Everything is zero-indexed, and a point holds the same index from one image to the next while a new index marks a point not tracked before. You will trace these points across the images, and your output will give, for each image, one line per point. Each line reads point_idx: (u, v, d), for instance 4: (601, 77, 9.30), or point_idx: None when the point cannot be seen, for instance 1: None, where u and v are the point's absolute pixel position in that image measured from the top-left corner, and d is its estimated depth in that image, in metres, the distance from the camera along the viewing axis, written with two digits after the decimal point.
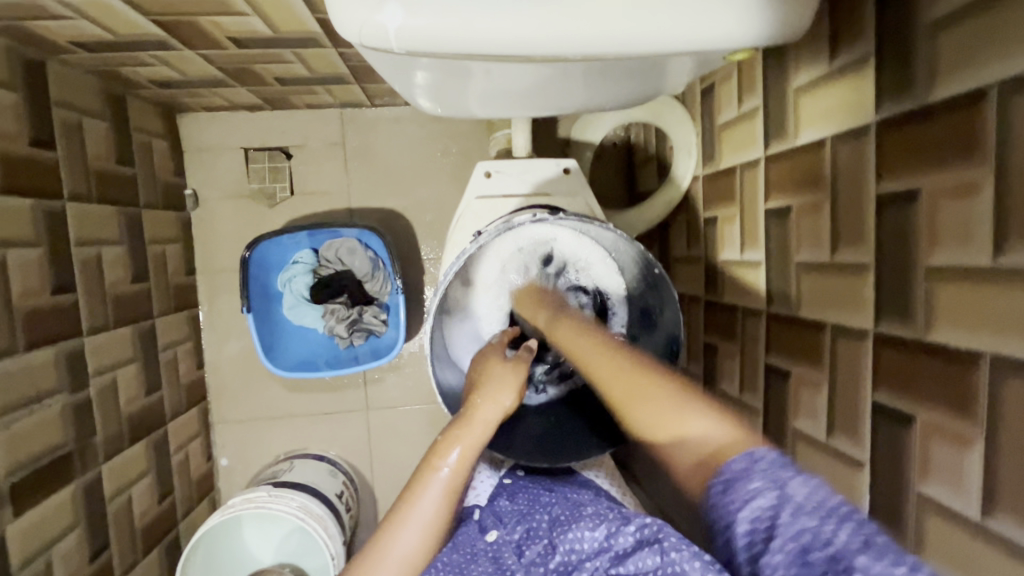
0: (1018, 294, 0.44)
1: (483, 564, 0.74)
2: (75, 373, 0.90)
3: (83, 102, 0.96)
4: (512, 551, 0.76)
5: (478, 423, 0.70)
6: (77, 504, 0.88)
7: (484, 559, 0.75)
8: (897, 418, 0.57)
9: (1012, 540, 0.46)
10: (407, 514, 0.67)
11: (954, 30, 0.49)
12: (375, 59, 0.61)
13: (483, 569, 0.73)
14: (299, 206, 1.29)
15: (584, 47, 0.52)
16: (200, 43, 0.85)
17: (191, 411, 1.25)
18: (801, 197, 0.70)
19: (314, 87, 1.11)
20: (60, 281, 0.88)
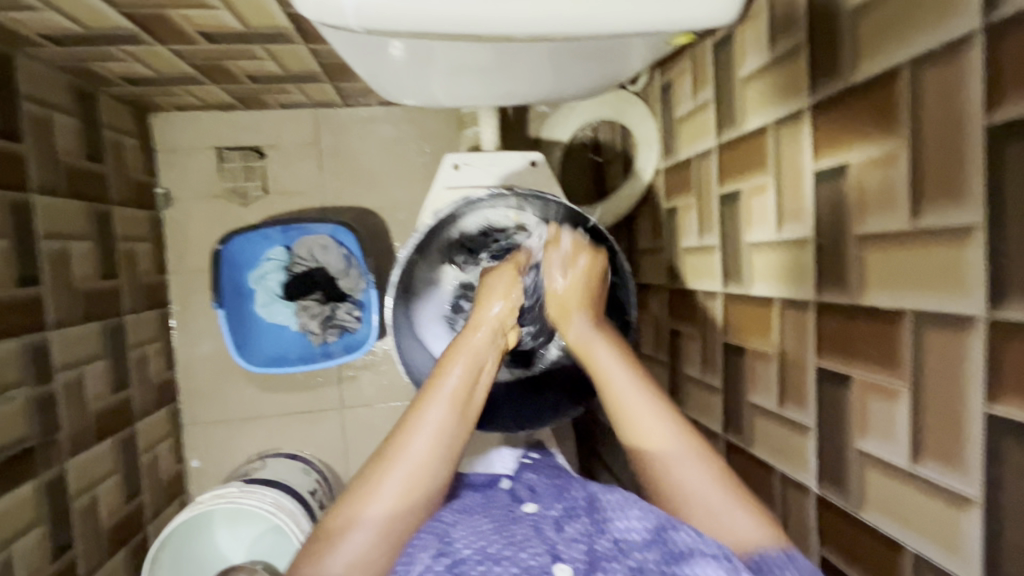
0: (934, 250, 0.47)
1: (524, 529, 0.62)
2: (39, 366, 0.89)
3: (51, 96, 0.97)
4: (553, 526, 0.63)
5: (447, 381, 0.68)
6: (40, 499, 0.86)
7: (526, 522, 0.63)
8: (837, 381, 0.60)
9: (937, 482, 0.49)
10: (382, 475, 0.63)
11: (873, 16, 0.53)
12: (339, 41, 0.64)
13: (524, 534, 0.61)
14: (273, 204, 1.30)
15: (530, 26, 0.56)
16: (170, 37, 0.87)
17: (161, 411, 1.24)
18: (749, 181, 0.74)
19: (287, 85, 1.13)
20: (25, 273, 0.88)
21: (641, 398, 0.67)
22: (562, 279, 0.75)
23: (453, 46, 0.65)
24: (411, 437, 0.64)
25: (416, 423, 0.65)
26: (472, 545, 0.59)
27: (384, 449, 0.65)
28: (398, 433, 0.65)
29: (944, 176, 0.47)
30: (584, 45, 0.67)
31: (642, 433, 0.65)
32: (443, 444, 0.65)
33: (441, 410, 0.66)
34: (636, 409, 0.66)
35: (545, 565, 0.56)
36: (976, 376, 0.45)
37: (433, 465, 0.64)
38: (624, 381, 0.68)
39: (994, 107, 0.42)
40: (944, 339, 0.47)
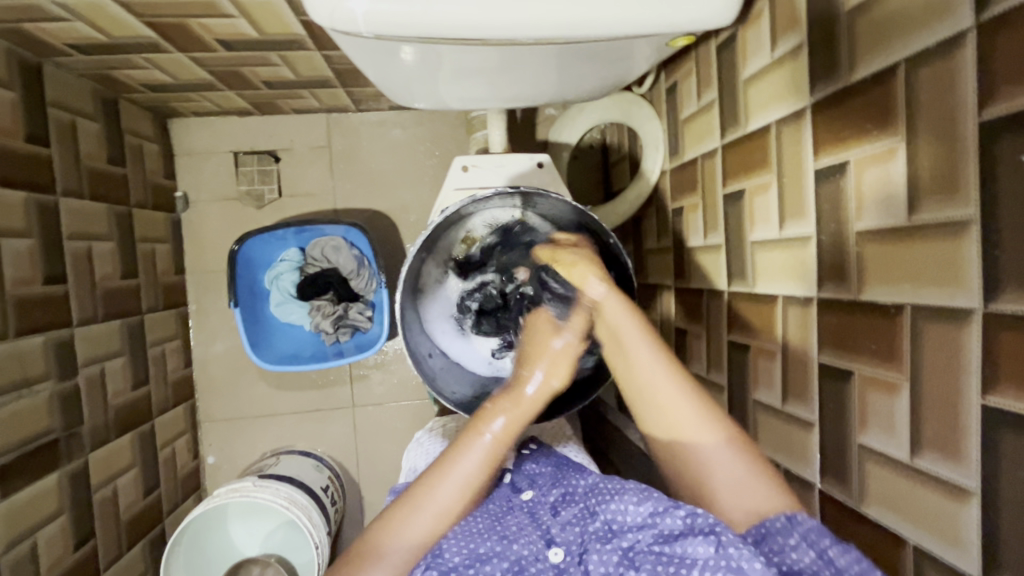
0: (933, 246, 0.48)
1: (517, 519, 0.68)
2: (63, 362, 0.93)
3: (76, 103, 1.01)
4: (548, 511, 0.69)
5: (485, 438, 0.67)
6: (63, 490, 0.90)
7: (520, 512, 0.69)
8: (839, 376, 0.61)
9: (936, 474, 0.49)
10: (408, 514, 0.64)
11: (871, 16, 0.54)
12: (350, 47, 0.67)
13: (518, 524, 0.67)
14: (287, 207, 1.34)
15: (534, 29, 0.58)
16: (190, 45, 0.90)
17: (178, 408, 1.27)
18: (752, 180, 0.75)
19: (302, 91, 1.16)
20: (51, 272, 0.92)
21: (675, 396, 0.65)
22: (596, 291, 0.72)
23: (460, 50, 0.67)
24: (439, 483, 0.65)
25: (448, 469, 0.66)
26: (462, 551, 0.62)
27: (412, 490, 0.66)
28: (430, 473, 0.66)
29: (940, 172, 0.47)
30: (588, 47, 0.68)
31: (686, 429, 0.63)
32: (470, 489, 0.65)
33: (474, 462, 0.66)
34: (684, 422, 0.63)
35: (540, 552, 0.63)
36: (972, 367, 0.45)
37: (461, 508, 0.65)
38: (659, 374, 0.66)
39: (987, 103, 0.43)
40: (941, 332, 0.48)
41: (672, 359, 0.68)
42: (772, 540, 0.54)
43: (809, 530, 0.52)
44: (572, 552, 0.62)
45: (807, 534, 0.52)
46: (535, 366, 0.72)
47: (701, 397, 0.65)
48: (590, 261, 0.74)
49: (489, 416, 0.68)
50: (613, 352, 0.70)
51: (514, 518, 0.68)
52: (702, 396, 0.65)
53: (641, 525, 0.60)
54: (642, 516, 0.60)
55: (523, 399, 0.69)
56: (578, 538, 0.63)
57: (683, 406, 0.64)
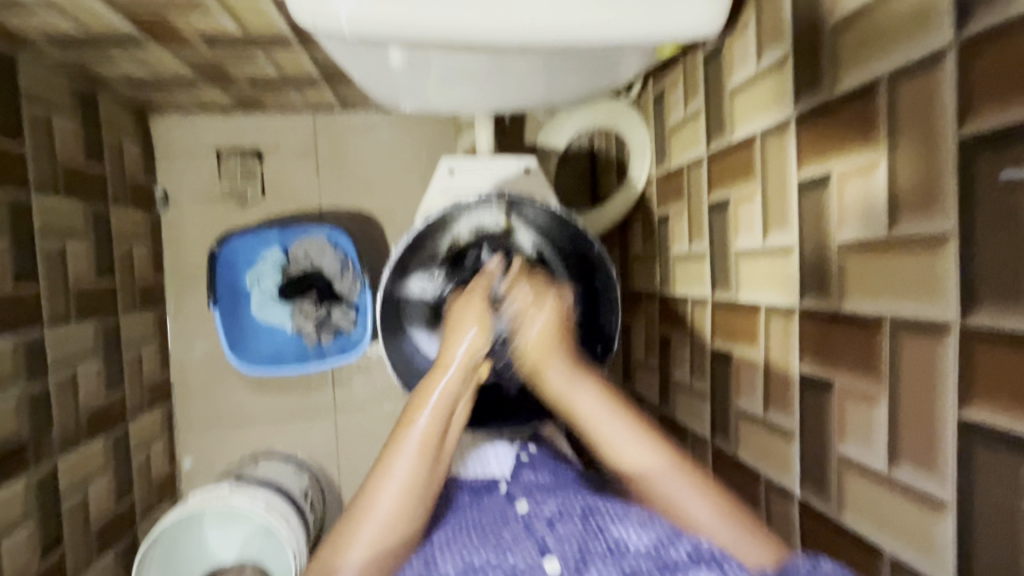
0: (913, 259, 0.48)
1: (513, 531, 0.65)
2: (32, 363, 0.90)
3: (51, 96, 0.98)
4: (545, 524, 0.66)
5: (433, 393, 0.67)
6: (30, 496, 0.87)
7: (516, 524, 0.67)
8: (819, 387, 0.61)
9: (913, 486, 0.50)
10: (356, 530, 0.60)
11: (855, 30, 0.55)
12: (335, 49, 0.66)
13: (513, 536, 0.64)
14: (270, 207, 1.31)
15: (520, 35, 0.58)
16: (171, 41, 0.88)
17: (154, 410, 1.24)
18: (737, 189, 0.76)
19: (287, 90, 1.15)
20: (21, 270, 0.89)
21: (614, 424, 0.66)
22: (536, 328, 0.74)
23: (447, 55, 0.67)
24: (381, 488, 0.62)
25: (388, 470, 0.63)
26: (456, 561, 0.60)
27: (356, 504, 0.62)
28: (371, 480, 0.63)
29: (921, 187, 0.48)
30: (576, 55, 0.68)
31: (631, 459, 0.64)
32: (411, 497, 0.62)
33: (409, 461, 0.63)
34: (621, 449, 0.65)
35: (536, 562, 0.59)
36: (950, 381, 0.46)
37: (407, 520, 0.62)
38: (605, 415, 0.67)
39: (967, 121, 0.44)
40: (920, 345, 0.48)
41: (613, 395, 0.68)
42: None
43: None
44: (569, 563, 0.59)
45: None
46: (461, 331, 0.71)
47: (642, 425, 0.66)
48: (541, 300, 0.76)
49: (418, 403, 0.66)
50: (564, 400, 0.69)
51: (509, 531, 0.66)
52: (637, 416, 0.67)
53: (644, 552, 0.58)
54: (646, 546, 0.59)
55: (447, 363, 0.69)
56: (577, 552, 0.60)
57: (628, 442, 0.65)
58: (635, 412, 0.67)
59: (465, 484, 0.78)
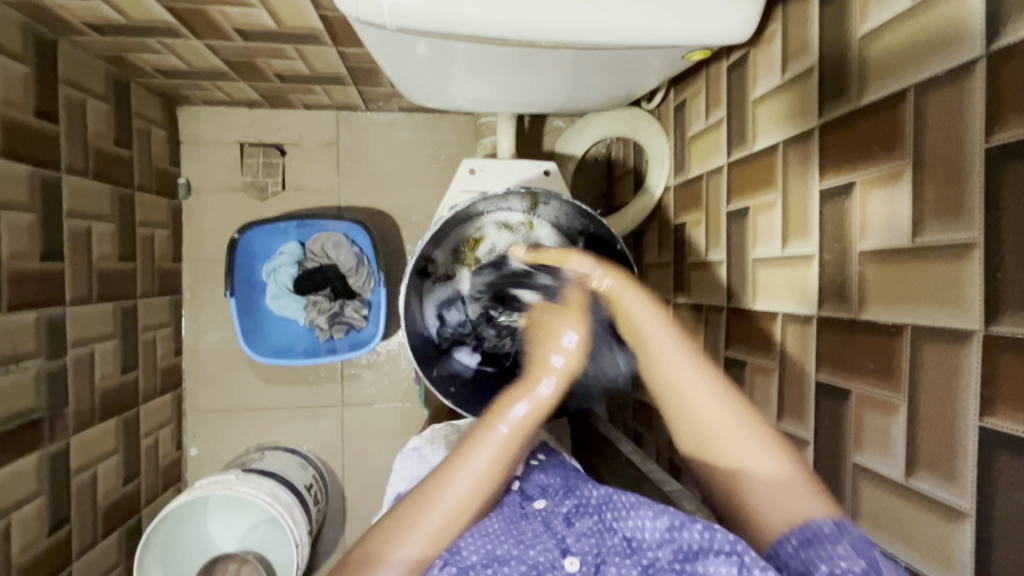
0: (936, 268, 0.49)
1: (532, 525, 0.65)
2: (53, 339, 0.91)
3: (88, 82, 1.01)
4: (562, 520, 0.66)
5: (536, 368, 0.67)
6: (42, 472, 0.87)
7: (534, 517, 0.66)
8: (836, 395, 0.61)
9: (930, 495, 0.49)
10: (417, 515, 0.59)
11: (881, 43, 0.56)
12: (367, 38, 0.67)
13: (533, 531, 0.63)
14: (289, 201, 1.33)
15: (554, 33, 0.59)
16: (208, 33, 0.91)
17: (165, 396, 1.25)
18: (756, 199, 0.77)
19: (314, 86, 1.17)
20: (49, 249, 0.91)
21: (707, 395, 0.61)
22: (569, 339, 0.68)
23: (475, 48, 0.68)
24: (463, 462, 0.61)
25: (459, 460, 0.62)
26: (479, 551, 0.59)
27: (423, 486, 0.61)
28: (450, 458, 0.62)
29: (946, 196, 0.48)
30: (605, 56, 0.70)
31: (736, 455, 0.58)
32: (486, 487, 0.61)
33: (494, 448, 0.62)
34: (719, 433, 0.59)
35: (555, 560, 0.59)
36: (970, 387, 0.46)
37: (477, 504, 0.61)
38: (709, 393, 0.61)
39: (993, 130, 0.44)
40: (940, 352, 0.48)
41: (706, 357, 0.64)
42: (818, 549, 0.50)
43: (858, 541, 0.50)
44: (588, 562, 0.59)
45: (853, 541, 0.50)
46: (554, 348, 0.67)
47: (733, 394, 0.61)
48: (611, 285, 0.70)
49: (504, 406, 0.64)
50: (672, 388, 0.63)
51: (528, 527, 0.64)
52: (751, 412, 0.59)
53: (659, 543, 0.59)
54: (661, 533, 0.59)
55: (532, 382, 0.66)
56: (595, 549, 0.61)
57: (716, 403, 0.60)
58: (740, 395, 0.61)
59: None
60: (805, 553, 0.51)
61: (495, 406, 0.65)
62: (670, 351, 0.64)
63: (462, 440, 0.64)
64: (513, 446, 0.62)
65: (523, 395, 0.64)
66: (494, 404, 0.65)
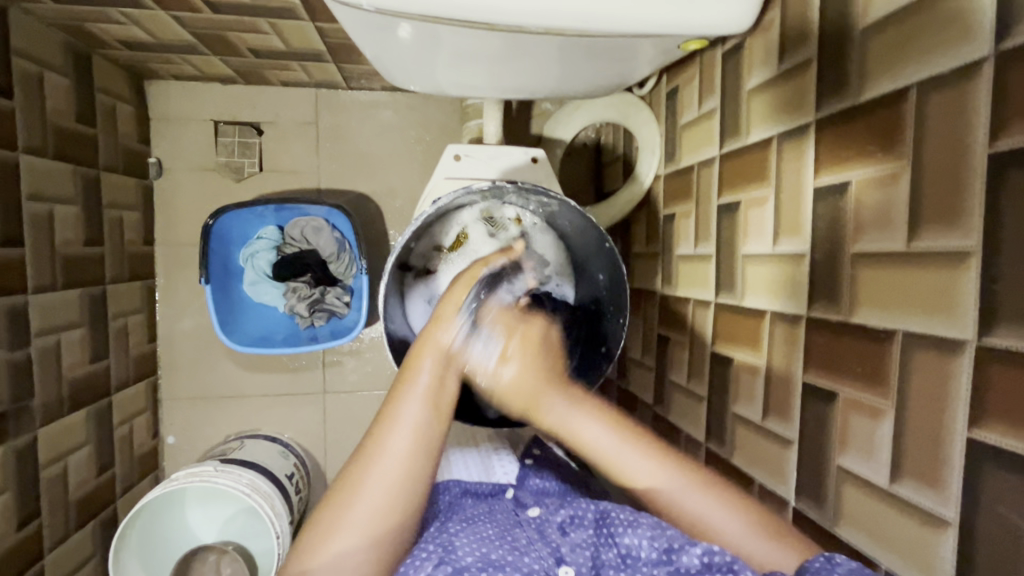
0: (930, 275, 0.48)
1: (526, 533, 0.65)
2: (15, 329, 0.87)
3: (46, 55, 0.94)
4: (557, 530, 0.65)
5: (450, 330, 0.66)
6: (7, 467, 0.84)
7: (530, 527, 0.66)
8: (822, 397, 0.60)
9: (913, 502, 0.49)
10: (346, 504, 0.55)
11: (883, 38, 0.54)
12: (344, 18, 0.63)
13: (527, 539, 0.64)
14: (266, 182, 1.28)
15: (545, 19, 0.56)
16: (174, 4, 0.85)
17: (139, 384, 1.21)
18: (748, 193, 0.75)
19: (291, 63, 1.11)
20: (7, 234, 0.86)
21: (626, 448, 0.61)
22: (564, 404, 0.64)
23: (460, 33, 0.64)
24: (388, 435, 0.58)
25: (392, 423, 0.59)
26: (476, 553, 0.58)
27: (350, 467, 0.58)
28: (370, 435, 0.59)
29: (943, 201, 0.47)
30: (599, 43, 0.66)
31: (626, 474, 0.61)
32: (416, 446, 0.58)
33: (418, 405, 0.60)
34: (622, 459, 0.61)
35: (549, 568, 0.59)
36: (960, 399, 0.45)
37: (410, 481, 0.57)
38: (612, 441, 0.61)
39: (996, 136, 0.43)
40: (930, 361, 0.48)
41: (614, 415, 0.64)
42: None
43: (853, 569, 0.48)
44: (583, 575, 0.59)
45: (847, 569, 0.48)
46: (451, 316, 0.67)
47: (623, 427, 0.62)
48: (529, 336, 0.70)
49: (417, 358, 0.63)
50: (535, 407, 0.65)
51: (523, 534, 0.65)
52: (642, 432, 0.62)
53: (656, 562, 0.57)
54: (658, 552, 0.57)
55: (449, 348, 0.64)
56: (590, 562, 0.61)
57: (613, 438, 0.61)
58: (632, 424, 0.63)
59: (472, 488, 0.77)
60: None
61: (411, 356, 0.63)
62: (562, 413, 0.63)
63: (381, 412, 0.60)
64: (442, 414, 0.61)
65: (429, 360, 0.63)
66: (408, 357, 0.63)
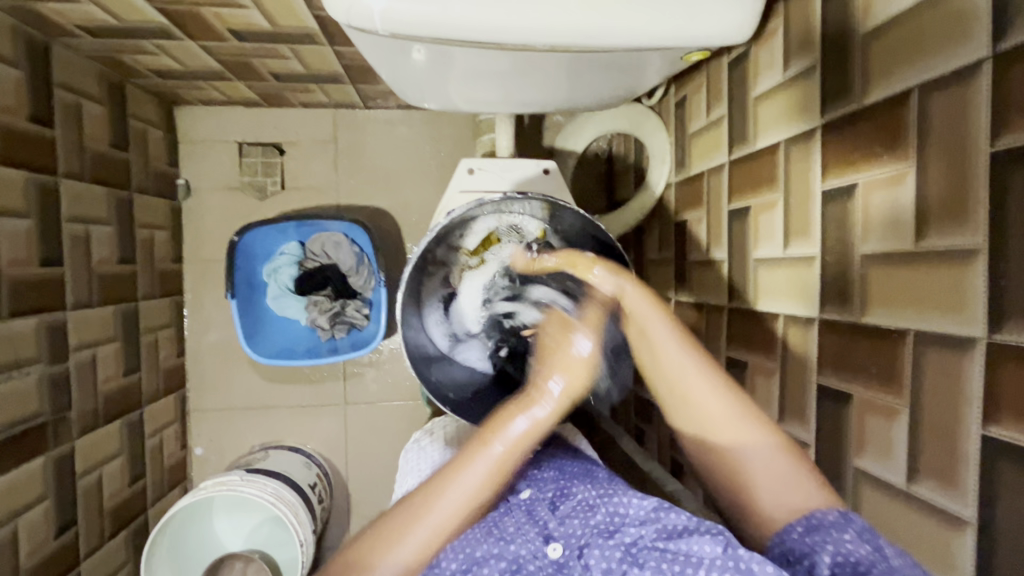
0: (942, 273, 0.48)
1: (515, 519, 0.67)
2: (54, 345, 0.92)
3: (82, 84, 1.00)
4: (546, 507, 0.68)
5: (542, 396, 0.60)
6: (46, 476, 0.88)
7: (517, 510, 0.67)
8: (838, 399, 0.60)
9: (931, 501, 0.49)
10: (411, 525, 0.58)
11: (884, 43, 0.55)
12: (360, 44, 0.67)
13: (515, 524, 0.65)
14: (288, 200, 1.33)
15: (549, 37, 0.58)
16: (202, 34, 0.90)
17: (169, 397, 1.26)
18: (758, 197, 0.75)
19: (311, 85, 1.16)
20: (48, 253, 0.91)
21: (707, 389, 0.62)
22: (610, 287, 0.67)
23: (471, 53, 0.67)
24: (447, 490, 0.59)
25: (458, 477, 0.60)
26: (458, 557, 0.61)
27: (412, 499, 0.60)
28: (439, 478, 0.60)
29: (951, 200, 0.47)
30: (607, 56, 0.68)
31: (717, 429, 0.61)
32: (475, 504, 0.60)
33: (488, 468, 0.59)
34: (716, 421, 0.61)
35: (538, 549, 0.62)
36: (974, 398, 0.45)
37: (465, 521, 0.60)
38: (717, 407, 0.61)
39: (999, 134, 0.43)
40: (943, 360, 0.48)
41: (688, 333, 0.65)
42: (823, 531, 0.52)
43: (864, 527, 0.51)
44: (571, 545, 0.62)
45: (859, 527, 0.51)
46: (553, 371, 0.61)
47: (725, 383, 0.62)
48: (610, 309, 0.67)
49: (507, 420, 0.60)
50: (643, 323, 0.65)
51: (511, 520, 0.66)
52: (714, 364, 0.63)
53: (642, 522, 0.62)
54: (645, 512, 0.62)
55: (538, 401, 0.60)
56: (578, 532, 0.63)
57: (726, 413, 0.61)
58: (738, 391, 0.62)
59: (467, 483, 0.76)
60: (810, 538, 0.53)
61: (494, 423, 0.61)
62: (701, 389, 0.62)
63: (450, 462, 0.61)
64: (501, 486, 0.61)
65: (502, 446, 0.60)
66: (495, 418, 0.61)
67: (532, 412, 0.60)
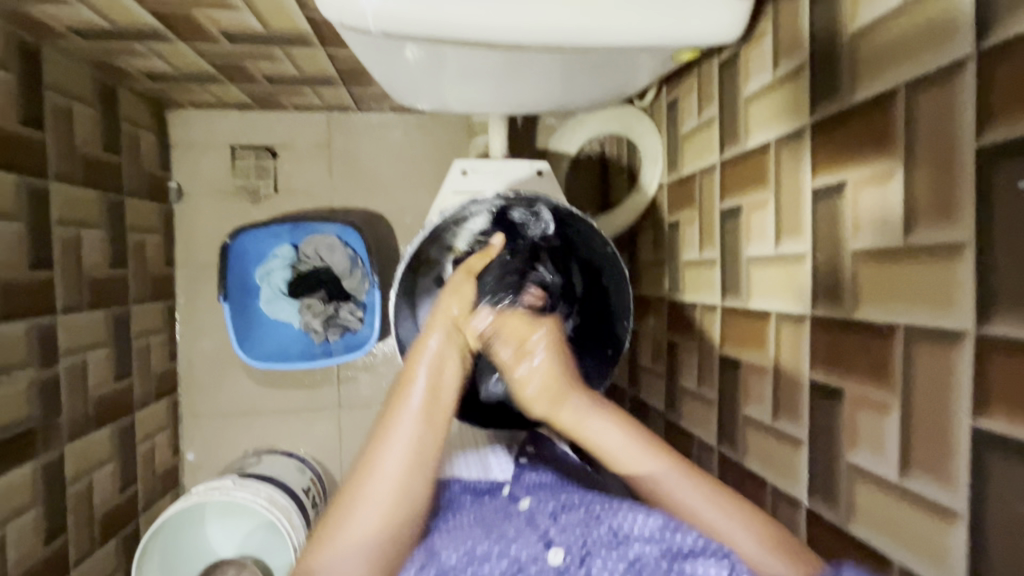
0: (932, 268, 0.48)
1: (515, 524, 0.66)
2: (44, 349, 0.91)
3: (73, 87, 0.99)
4: (548, 516, 0.67)
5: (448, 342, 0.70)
6: (36, 482, 0.87)
7: (519, 517, 0.67)
8: (831, 395, 0.61)
9: (923, 495, 0.49)
10: (353, 502, 0.61)
11: (870, 43, 0.56)
12: (354, 44, 0.67)
13: (516, 528, 0.65)
14: (281, 203, 1.32)
15: (541, 37, 0.59)
16: (195, 36, 0.90)
17: (160, 402, 1.25)
18: (749, 197, 0.76)
19: (304, 88, 1.16)
20: (38, 257, 0.90)
21: (604, 426, 0.68)
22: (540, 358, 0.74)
23: (463, 52, 0.67)
24: (381, 455, 0.63)
25: (384, 441, 0.63)
26: (459, 551, 0.62)
27: (355, 474, 0.63)
28: (369, 447, 0.64)
29: (939, 196, 0.48)
30: (599, 56, 0.68)
31: (635, 466, 0.65)
32: (415, 460, 0.63)
33: (411, 422, 0.64)
34: (617, 449, 0.66)
35: (537, 554, 0.61)
36: (963, 390, 0.46)
37: (407, 485, 0.62)
38: (623, 443, 0.67)
39: (983, 131, 0.44)
40: (933, 354, 0.48)
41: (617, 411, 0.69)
42: None
43: None
44: (573, 552, 0.61)
45: None
46: (433, 330, 0.70)
47: (623, 419, 0.68)
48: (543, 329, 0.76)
49: (411, 370, 0.67)
50: (556, 413, 0.71)
51: (512, 525, 0.66)
52: (621, 413, 0.69)
53: (649, 538, 0.60)
54: (651, 530, 0.60)
55: (455, 342, 0.70)
56: (580, 540, 0.62)
57: (627, 449, 0.66)
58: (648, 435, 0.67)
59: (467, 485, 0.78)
60: None
61: (402, 379, 0.67)
62: (576, 413, 0.69)
63: (376, 429, 0.65)
64: (437, 424, 0.65)
65: (417, 391, 0.66)
66: (402, 372, 0.68)
67: (428, 359, 0.68)
